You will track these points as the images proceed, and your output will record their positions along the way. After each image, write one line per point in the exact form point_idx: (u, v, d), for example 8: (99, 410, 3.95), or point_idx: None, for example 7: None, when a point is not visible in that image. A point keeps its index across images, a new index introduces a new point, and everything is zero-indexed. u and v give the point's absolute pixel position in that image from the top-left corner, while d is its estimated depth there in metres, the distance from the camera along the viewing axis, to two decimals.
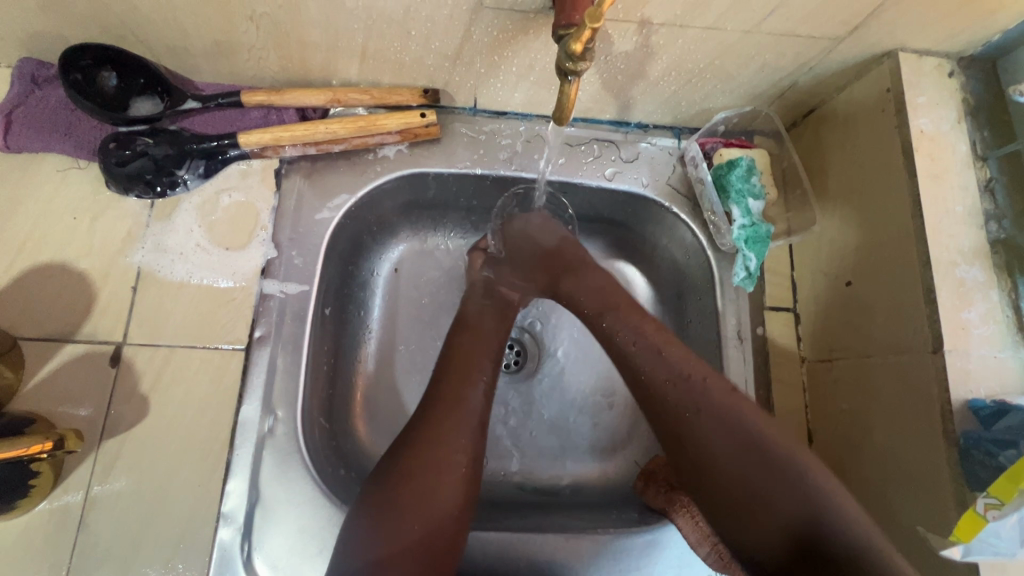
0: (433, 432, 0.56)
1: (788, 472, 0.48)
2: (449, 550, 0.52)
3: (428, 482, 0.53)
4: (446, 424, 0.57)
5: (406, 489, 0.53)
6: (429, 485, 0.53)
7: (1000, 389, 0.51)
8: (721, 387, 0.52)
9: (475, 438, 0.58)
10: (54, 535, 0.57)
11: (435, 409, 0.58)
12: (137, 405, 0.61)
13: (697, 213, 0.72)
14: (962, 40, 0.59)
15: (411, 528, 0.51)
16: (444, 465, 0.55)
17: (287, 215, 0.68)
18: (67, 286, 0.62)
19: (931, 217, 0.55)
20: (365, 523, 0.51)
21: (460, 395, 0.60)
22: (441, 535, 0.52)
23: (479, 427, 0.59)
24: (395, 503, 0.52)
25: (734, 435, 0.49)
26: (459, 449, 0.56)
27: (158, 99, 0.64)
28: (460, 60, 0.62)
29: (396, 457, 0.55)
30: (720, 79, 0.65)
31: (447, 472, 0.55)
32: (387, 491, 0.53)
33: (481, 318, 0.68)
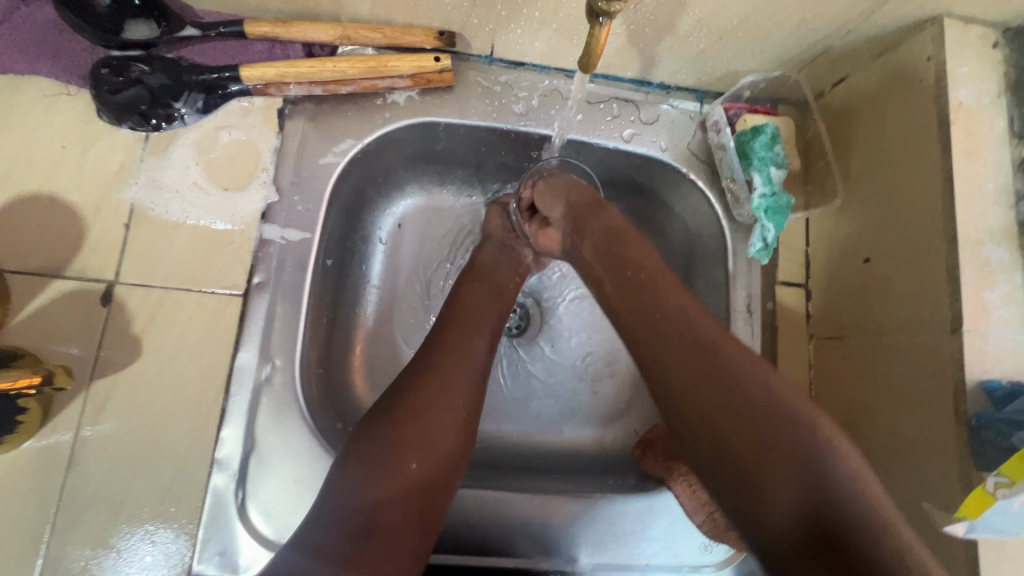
0: (438, 373, 0.56)
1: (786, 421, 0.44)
2: (442, 492, 0.52)
3: (430, 425, 0.53)
4: (452, 369, 0.56)
5: (410, 428, 0.52)
6: (429, 426, 0.52)
7: (1016, 371, 0.51)
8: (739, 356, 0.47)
9: (477, 385, 0.57)
10: (42, 473, 0.55)
11: (441, 353, 0.57)
12: (129, 347, 0.58)
13: (715, 181, 0.70)
14: (1012, 8, 0.55)
15: (412, 466, 0.50)
16: (447, 407, 0.54)
17: (289, 158, 0.65)
18: (56, 219, 0.59)
19: (962, 193, 0.54)
20: (365, 458, 0.50)
21: (463, 341, 0.59)
22: (438, 477, 0.52)
23: (482, 376, 0.58)
24: (398, 443, 0.51)
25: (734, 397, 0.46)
26: (461, 395, 0.55)
27: (154, 23, 0.59)
28: (479, 0, 0.59)
29: (400, 398, 0.54)
30: (751, 39, 0.62)
31: (449, 415, 0.54)
32: (390, 428, 0.51)
33: (485, 266, 0.68)
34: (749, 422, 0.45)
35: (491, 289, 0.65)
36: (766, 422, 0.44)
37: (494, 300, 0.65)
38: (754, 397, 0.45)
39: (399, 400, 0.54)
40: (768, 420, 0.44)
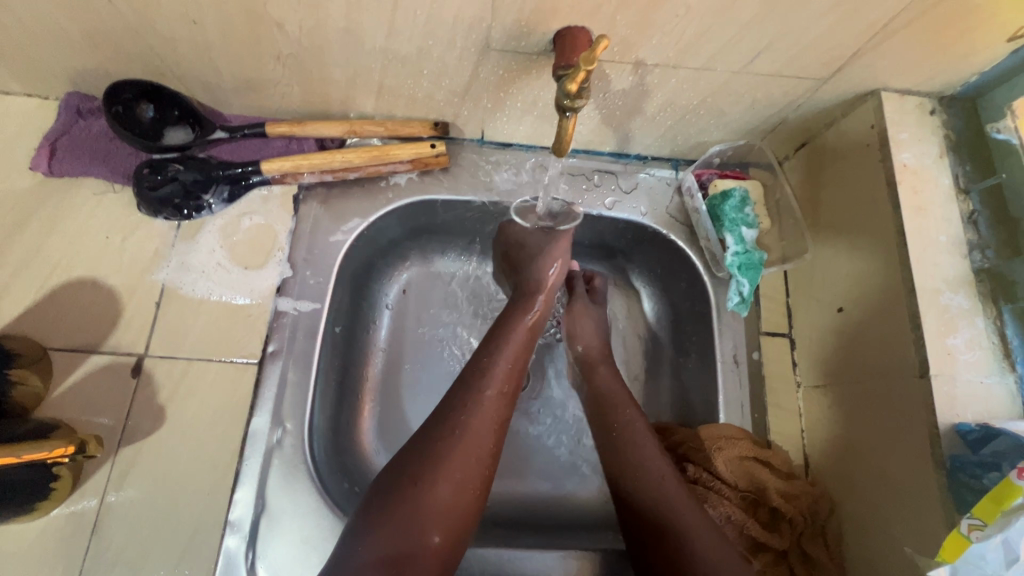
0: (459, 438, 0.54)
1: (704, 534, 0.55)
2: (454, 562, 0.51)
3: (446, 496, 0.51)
4: (469, 430, 0.54)
5: (433, 497, 0.50)
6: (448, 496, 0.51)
7: (986, 414, 0.53)
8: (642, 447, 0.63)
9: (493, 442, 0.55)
10: (68, 538, 0.59)
11: (458, 415, 0.55)
12: (154, 414, 0.64)
13: (694, 240, 0.75)
14: (941, 80, 0.62)
15: (431, 539, 0.49)
16: (466, 473, 0.52)
17: (303, 238, 0.72)
18: (96, 299, 0.67)
19: (916, 246, 0.58)
20: (376, 534, 0.48)
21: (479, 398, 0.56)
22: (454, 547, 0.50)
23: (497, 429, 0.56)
24: (418, 518, 0.49)
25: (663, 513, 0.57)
26: (476, 459, 0.53)
27: (189, 128, 0.70)
28: (468, 96, 0.67)
29: (426, 464, 0.52)
30: (712, 115, 0.69)
31: (464, 480, 0.52)
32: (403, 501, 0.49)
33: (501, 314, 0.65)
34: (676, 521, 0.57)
35: (507, 342, 0.61)
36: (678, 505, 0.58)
37: (501, 349, 0.60)
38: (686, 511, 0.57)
39: (422, 466, 0.52)
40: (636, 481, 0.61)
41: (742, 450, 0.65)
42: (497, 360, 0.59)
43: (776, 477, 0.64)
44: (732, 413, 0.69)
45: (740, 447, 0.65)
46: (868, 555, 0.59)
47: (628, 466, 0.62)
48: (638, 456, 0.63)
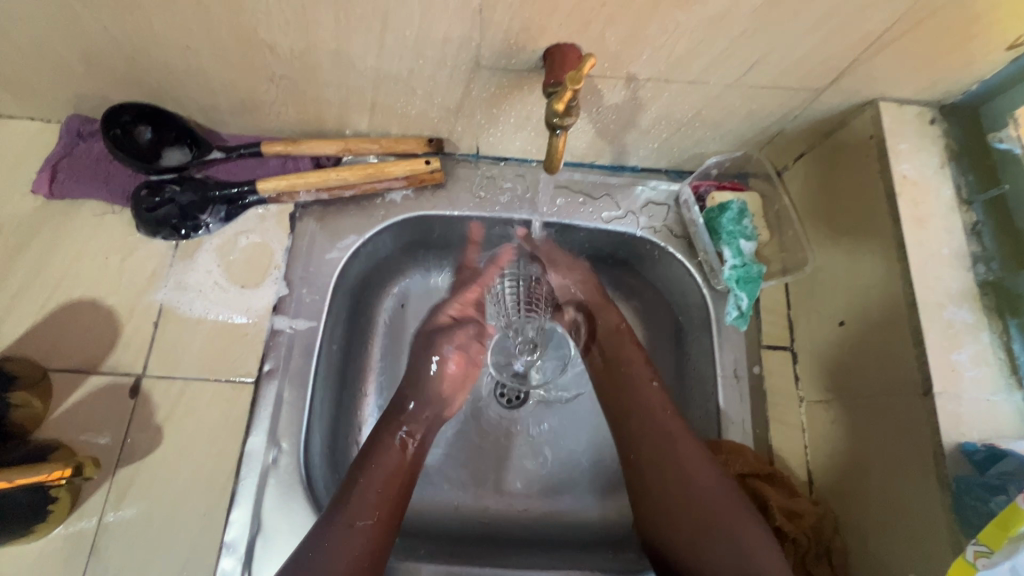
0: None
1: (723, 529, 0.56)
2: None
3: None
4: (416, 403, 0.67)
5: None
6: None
7: (994, 433, 0.51)
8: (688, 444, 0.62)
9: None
10: (66, 559, 0.59)
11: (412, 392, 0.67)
12: (152, 434, 0.64)
13: (692, 253, 0.74)
14: (942, 89, 0.61)
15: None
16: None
17: (299, 256, 0.72)
18: (96, 320, 0.67)
19: (916, 259, 0.57)
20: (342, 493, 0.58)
21: (348, 535, 0.55)
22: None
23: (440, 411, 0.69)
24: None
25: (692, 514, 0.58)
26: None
27: (186, 149, 0.71)
28: (461, 113, 0.67)
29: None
30: (707, 127, 0.68)
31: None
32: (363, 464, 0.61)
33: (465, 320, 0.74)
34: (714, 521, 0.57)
35: (376, 465, 0.61)
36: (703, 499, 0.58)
37: (372, 475, 0.59)
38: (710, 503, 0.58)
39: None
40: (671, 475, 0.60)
41: (746, 466, 0.64)
42: (368, 489, 0.58)
43: (780, 495, 0.63)
44: (733, 429, 0.68)
45: (744, 463, 0.64)
46: None
47: (643, 440, 0.64)
48: (671, 450, 0.62)
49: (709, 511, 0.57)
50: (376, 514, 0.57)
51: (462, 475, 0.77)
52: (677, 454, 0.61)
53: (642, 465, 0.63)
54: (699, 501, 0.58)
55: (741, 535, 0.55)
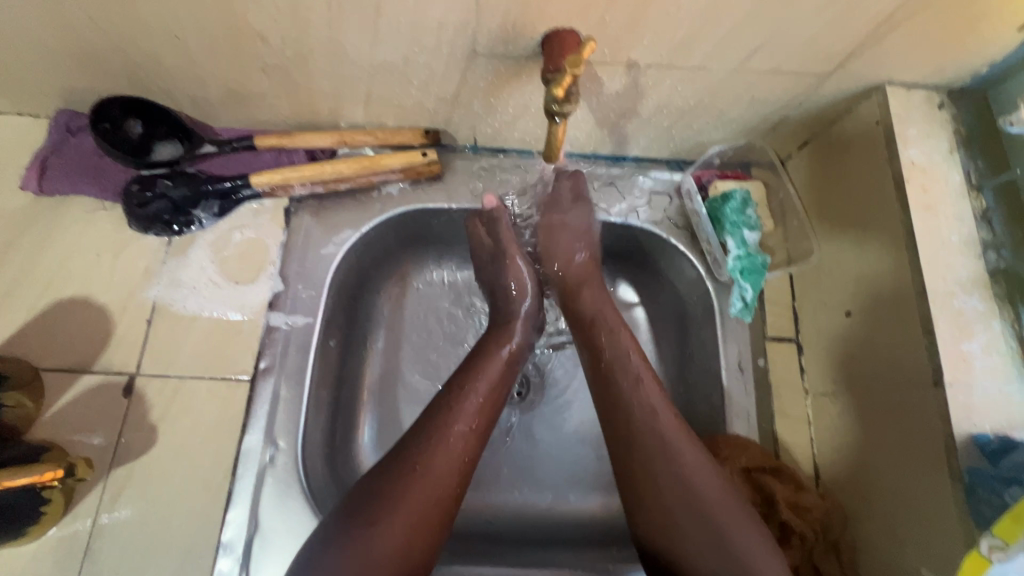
0: (425, 473, 0.52)
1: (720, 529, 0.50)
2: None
3: (398, 543, 0.49)
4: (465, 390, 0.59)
5: (383, 540, 0.49)
6: (401, 541, 0.49)
7: (1006, 424, 0.50)
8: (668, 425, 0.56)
9: (457, 482, 0.54)
10: (61, 562, 0.58)
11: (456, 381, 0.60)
12: (146, 434, 0.63)
13: (695, 244, 0.73)
14: (950, 72, 0.59)
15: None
16: (423, 516, 0.51)
17: (295, 251, 0.71)
18: (88, 319, 0.66)
19: (926, 247, 0.55)
20: (372, 497, 0.51)
21: (447, 437, 0.55)
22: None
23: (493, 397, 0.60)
24: (370, 559, 0.48)
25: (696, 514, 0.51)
26: (438, 498, 0.52)
27: (179, 143, 0.69)
28: (458, 103, 0.66)
29: (381, 506, 0.50)
30: (710, 115, 0.67)
31: (416, 529, 0.50)
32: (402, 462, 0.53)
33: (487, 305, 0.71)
34: (703, 519, 0.51)
35: (481, 377, 0.60)
36: (695, 495, 0.52)
37: (472, 384, 0.59)
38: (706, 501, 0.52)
39: (380, 505, 0.50)
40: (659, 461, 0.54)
41: (753, 460, 0.62)
42: (468, 397, 0.58)
43: (786, 489, 0.61)
44: (738, 422, 0.67)
45: (750, 457, 0.62)
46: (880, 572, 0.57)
47: (639, 429, 0.56)
48: (663, 445, 0.54)
49: (706, 513, 0.51)
50: (473, 424, 0.57)
51: None
52: (677, 468, 0.53)
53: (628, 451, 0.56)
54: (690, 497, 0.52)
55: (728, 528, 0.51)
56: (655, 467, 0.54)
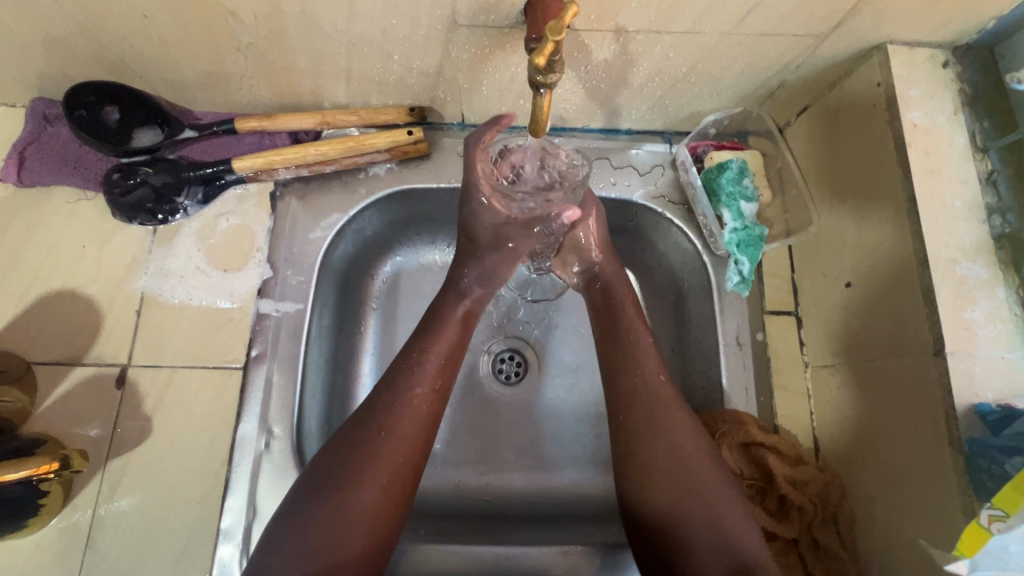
0: (389, 438, 0.53)
1: (714, 511, 0.52)
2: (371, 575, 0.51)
3: (372, 501, 0.50)
4: (427, 357, 0.58)
5: (355, 500, 0.50)
6: (373, 503, 0.50)
7: (1008, 392, 0.49)
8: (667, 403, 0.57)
9: (423, 440, 0.55)
10: (63, 551, 0.59)
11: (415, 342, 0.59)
12: (141, 425, 0.63)
13: (691, 218, 0.71)
14: (954, 29, 0.57)
15: (352, 547, 0.49)
16: (391, 479, 0.52)
17: (282, 237, 0.70)
18: (77, 312, 0.65)
19: (928, 213, 0.54)
20: (333, 465, 0.51)
21: (408, 402, 0.55)
22: (379, 552, 0.51)
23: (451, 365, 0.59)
24: (346, 519, 0.49)
25: (686, 493, 0.53)
26: (404, 460, 0.53)
27: (157, 129, 0.67)
28: (442, 77, 0.64)
29: (350, 467, 0.51)
30: (704, 83, 0.64)
31: (386, 488, 0.51)
32: (360, 431, 0.53)
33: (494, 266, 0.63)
34: (691, 501, 0.53)
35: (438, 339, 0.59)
36: (692, 484, 0.53)
37: (431, 348, 0.58)
38: (702, 485, 0.53)
39: (349, 472, 0.51)
40: (662, 439, 0.56)
41: (750, 436, 0.62)
42: (428, 360, 0.57)
43: (784, 465, 0.61)
44: (736, 398, 0.66)
45: (746, 434, 0.62)
46: (881, 542, 0.56)
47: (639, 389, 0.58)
48: (665, 419, 0.56)
49: (699, 496, 0.53)
50: (432, 386, 0.57)
51: (460, 453, 0.75)
52: (672, 449, 0.55)
53: (630, 411, 0.58)
54: (693, 478, 0.54)
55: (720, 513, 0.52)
56: (642, 441, 0.56)
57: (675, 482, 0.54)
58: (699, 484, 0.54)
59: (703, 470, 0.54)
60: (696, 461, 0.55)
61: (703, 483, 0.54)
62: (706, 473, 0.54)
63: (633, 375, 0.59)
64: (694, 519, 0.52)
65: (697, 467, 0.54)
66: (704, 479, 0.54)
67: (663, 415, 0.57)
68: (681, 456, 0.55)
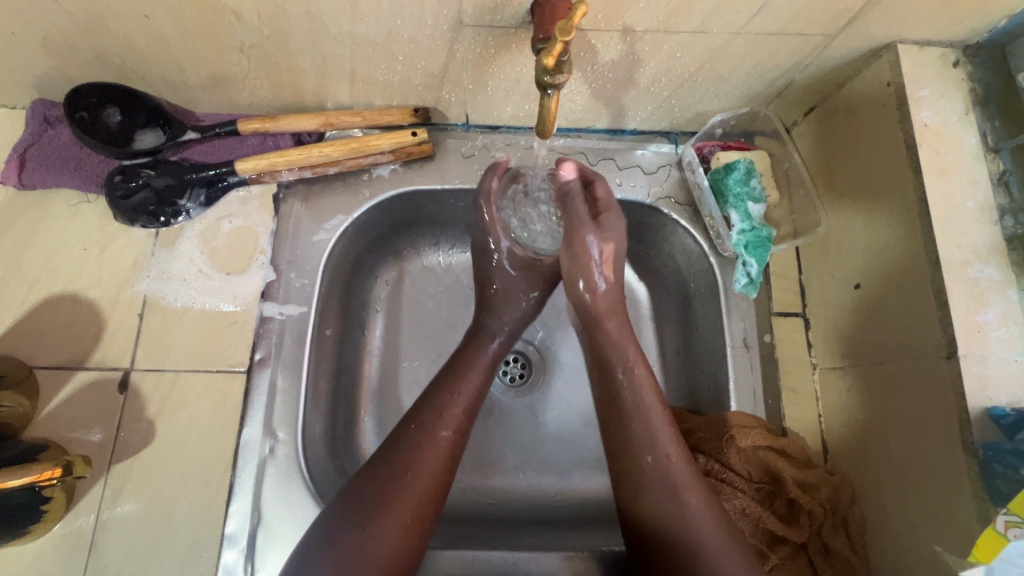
0: (415, 475, 0.53)
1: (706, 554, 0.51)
2: None
3: (393, 540, 0.50)
4: (452, 396, 0.59)
5: (377, 541, 0.49)
6: (395, 541, 0.50)
7: (1022, 396, 0.49)
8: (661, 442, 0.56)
9: (443, 480, 0.55)
10: (66, 557, 0.58)
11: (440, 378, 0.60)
12: (144, 429, 0.62)
13: (697, 219, 0.70)
14: (965, 28, 0.56)
15: None
16: (414, 517, 0.52)
17: (285, 239, 0.69)
18: (79, 315, 0.65)
19: (939, 214, 0.53)
20: (357, 499, 0.51)
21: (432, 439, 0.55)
22: None
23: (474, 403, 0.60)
24: (367, 557, 0.49)
25: (678, 533, 0.52)
26: (426, 498, 0.53)
27: (160, 131, 0.67)
28: (446, 77, 0.63)
29: (373, 506, 0.51)
30: (711, 83, 0.64)
31: (407, 530, 0.51)
32: (385, 466, 0.53)
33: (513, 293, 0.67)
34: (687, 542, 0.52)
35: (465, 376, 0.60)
36: (686, 523, 0.52)
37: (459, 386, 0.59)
38: (694, 525, 0.52)
39: (372, 507, 0.51)
40: (656, 480, 0.55)
41: (758, 440, 0.61)
42: (453, 397, 0.58)
43: (793, 468, 0.61)
44: (744, 401, 0.65)
45: (754, 437, 0.61)
46: (893, 547, 0.56)
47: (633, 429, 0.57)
48: (657, 458, 0.55)
49: (693, 536, 0.52)
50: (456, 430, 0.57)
51: (465, 456, 0.75)
52: (669, 488, 0.54)
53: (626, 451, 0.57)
54: (687, 517, 0.53)
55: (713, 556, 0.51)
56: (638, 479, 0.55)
57: (668, 523, 0.53)
58: (696, 525, 0.52)
59: (698, 510, 0.53)
60: (689, 501, 0.53)
61: (698, 523, 0.52)
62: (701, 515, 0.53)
63: (629, 417, 0.58)
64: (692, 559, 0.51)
65: (692, 506, 0.53)
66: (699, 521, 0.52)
67: (660, 451, 0.56)
68: (677, 497, 0.53)
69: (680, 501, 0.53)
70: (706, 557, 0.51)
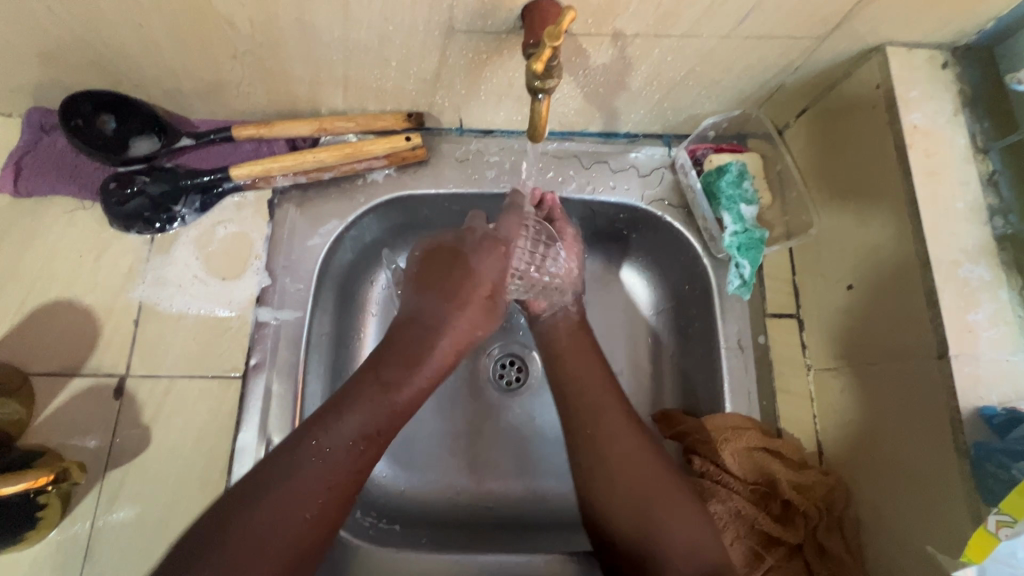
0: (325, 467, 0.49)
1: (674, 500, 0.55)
2: None
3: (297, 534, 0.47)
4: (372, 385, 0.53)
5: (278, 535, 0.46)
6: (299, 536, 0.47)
7: (1013, 395, 0.49)
8: (610, 403, 0.61)
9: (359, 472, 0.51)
10: (62, 564, 0.58)
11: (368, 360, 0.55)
12: (140, 435, 0.62)
13: (691, 221, 0.71)
14: (954, 30, 0.56)
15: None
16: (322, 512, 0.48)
17: (280, 244, 0.69)
18: (75, 322, 0.65)
19: (929, 215, 0.53)
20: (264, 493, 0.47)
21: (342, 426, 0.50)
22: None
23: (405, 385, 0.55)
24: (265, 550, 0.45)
25: (642, 486, 0.56)
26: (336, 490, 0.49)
27: (154, 137, 0.67)
28: (439, 83, 0.63)
29: (275, 498, 0.47)
30: (702, 86, 0.64)
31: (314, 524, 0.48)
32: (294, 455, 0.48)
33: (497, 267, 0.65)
34: (652, 493, 0.55)
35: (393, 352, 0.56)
36: (648, 475, 0.56)
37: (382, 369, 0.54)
38: (646, 477, 0.56)
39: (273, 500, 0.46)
40: (610, 439, 0.58)
41: (753, 441, 0.62)
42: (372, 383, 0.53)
43: (789, 470, 0.61)
44: (738, 402, 0.65)
45: (750, 438, 0.62)
46: (888, 548, 0.56)
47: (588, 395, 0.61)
48: (611, 418, 0.60)
49: (645, 488, 0.56)
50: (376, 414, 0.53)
51: (460, 460, 0.75)
52: (623, 445, 0.58)
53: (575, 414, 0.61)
54: (646, 471, 0.56)
55: (660, 505, 0.55)
56: (590, 438, 0.59)
57: (634, 476, 0.56)
58: (649, 478, 0.56)
59: (644, 465, 0.57)
60: (635, 457, 0.57)
61: (649, 477, 0.56)
62: (643, 466, 0.57)
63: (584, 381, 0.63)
64: (654, 509, 0.54)
65: (644, 461, 0.57)
66: (645, 472, 0.56)
67: (609, 411, 0.60)
68: (631, 452, 0.57)
69: (626, 457, 0.57)
70: (665, 504, 0.55)
